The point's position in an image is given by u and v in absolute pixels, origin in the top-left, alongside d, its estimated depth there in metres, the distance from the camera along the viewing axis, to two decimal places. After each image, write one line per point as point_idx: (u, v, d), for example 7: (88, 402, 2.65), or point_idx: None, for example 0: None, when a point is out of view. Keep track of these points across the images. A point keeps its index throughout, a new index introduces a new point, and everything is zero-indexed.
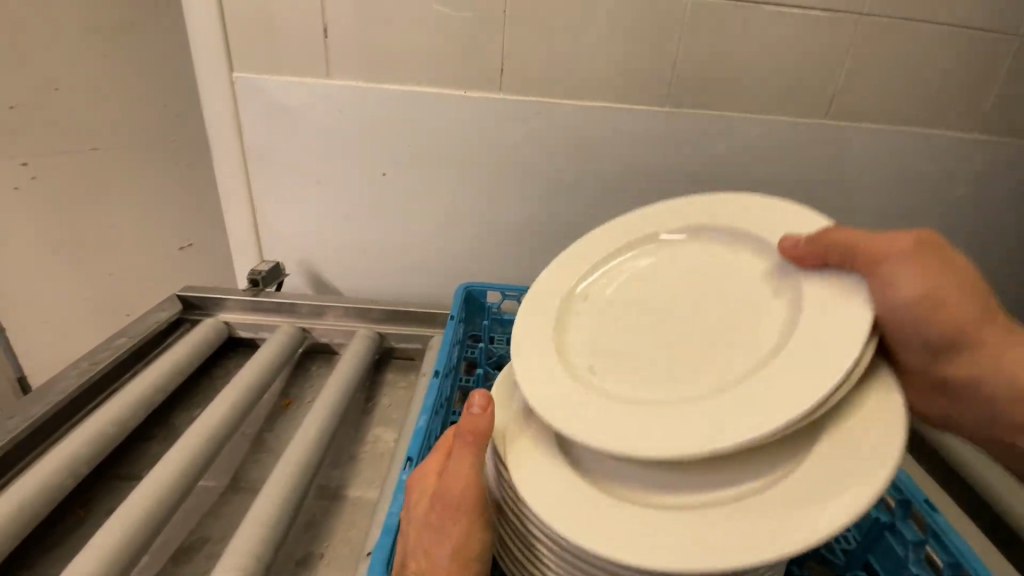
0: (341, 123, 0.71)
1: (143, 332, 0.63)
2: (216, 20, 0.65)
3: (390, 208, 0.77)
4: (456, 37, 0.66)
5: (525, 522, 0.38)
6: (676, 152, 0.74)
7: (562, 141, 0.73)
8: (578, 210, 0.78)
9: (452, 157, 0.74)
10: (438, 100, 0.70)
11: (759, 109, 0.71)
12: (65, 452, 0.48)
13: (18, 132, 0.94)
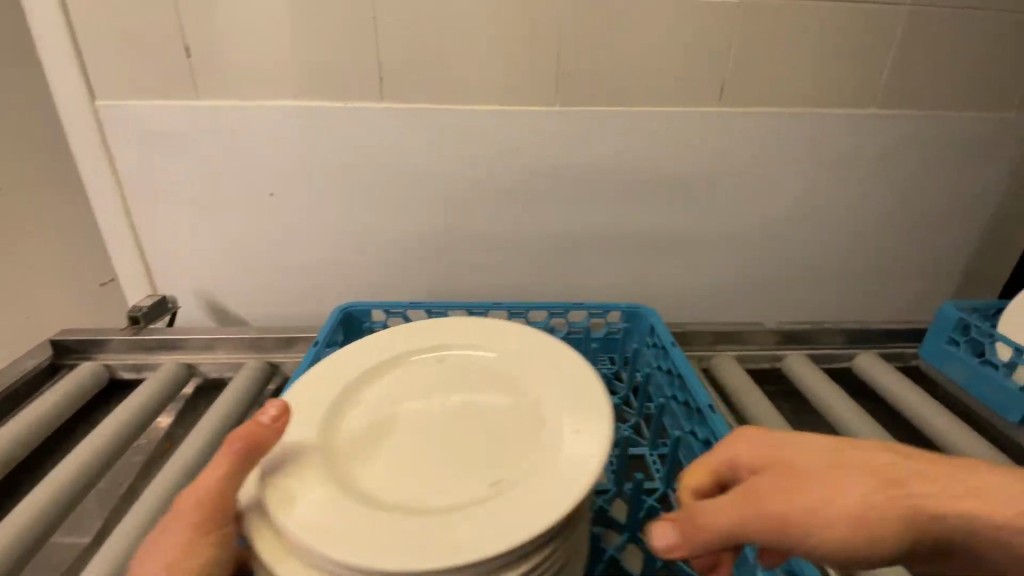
0: (214, 142, 0.68)
1: (7, 381, 0.59)
2: (69, 47, 0.62)
3: (282, 230, 0.74)
4: (326, 49, 0.63)
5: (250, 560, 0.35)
6: (574, 151, 0.71)
7: (453, 148, 0.70)
8: (482, 217, 0.75)
9: (341, 172, 0.71)
10: (317, 114, 0.67)
11: (651, 101, 0.69)
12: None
13: None
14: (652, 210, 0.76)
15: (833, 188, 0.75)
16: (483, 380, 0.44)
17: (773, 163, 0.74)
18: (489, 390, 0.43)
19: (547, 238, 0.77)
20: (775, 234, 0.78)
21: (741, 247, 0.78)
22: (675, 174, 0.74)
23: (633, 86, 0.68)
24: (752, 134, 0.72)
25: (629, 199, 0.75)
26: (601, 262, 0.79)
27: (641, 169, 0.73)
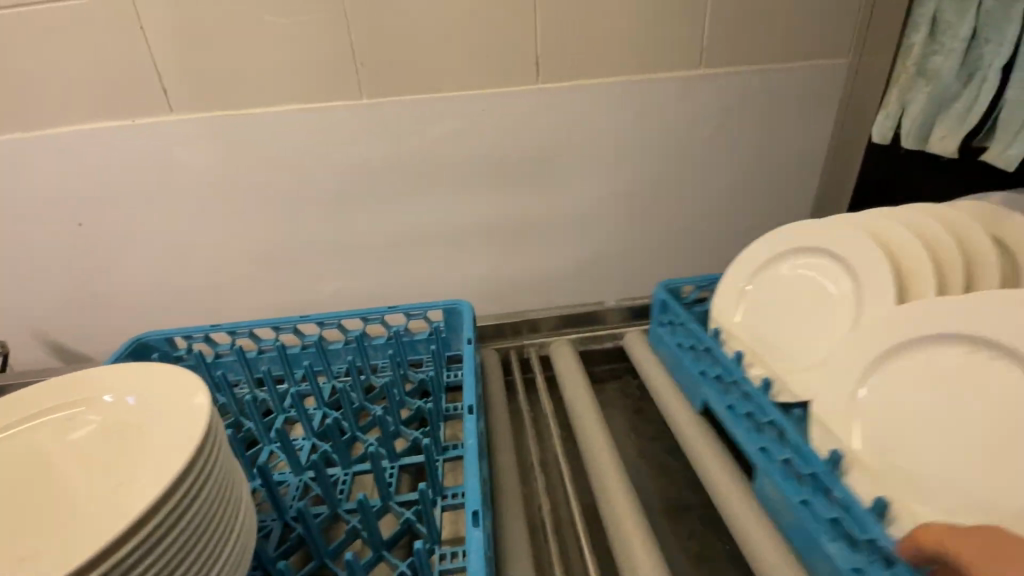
0: (14, 176, 0.65)
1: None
2: None
3: (105, 258, 0.71)
4: (97, 67, 0.60)
5: None
6: (393, 146, 0.68)
7: (261, 157, 0.67)
8: (316, 226, 0.72)
9: (148, 194, 0.67)
10: (104, 137, 0.63)
11: (464, 86, 0.65)
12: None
13: None
14: (492, 200, 0.73)
15: (678, 157, 0.72)
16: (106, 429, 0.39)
17: (608, 140, 0.70)
18: (114, 441, 0.37)
19: (387, 239, 0.74)
20: (625, 211, 0.75)
21: (588, 226, 0.76)
22: (504, 160, 0.70)
23: (441, 72, 0.64)
24: (580, 111, 0.68)
25: (465, 190, 0.72)
26: (452, 257, 0.77)
27: (469, 159, 0.69)
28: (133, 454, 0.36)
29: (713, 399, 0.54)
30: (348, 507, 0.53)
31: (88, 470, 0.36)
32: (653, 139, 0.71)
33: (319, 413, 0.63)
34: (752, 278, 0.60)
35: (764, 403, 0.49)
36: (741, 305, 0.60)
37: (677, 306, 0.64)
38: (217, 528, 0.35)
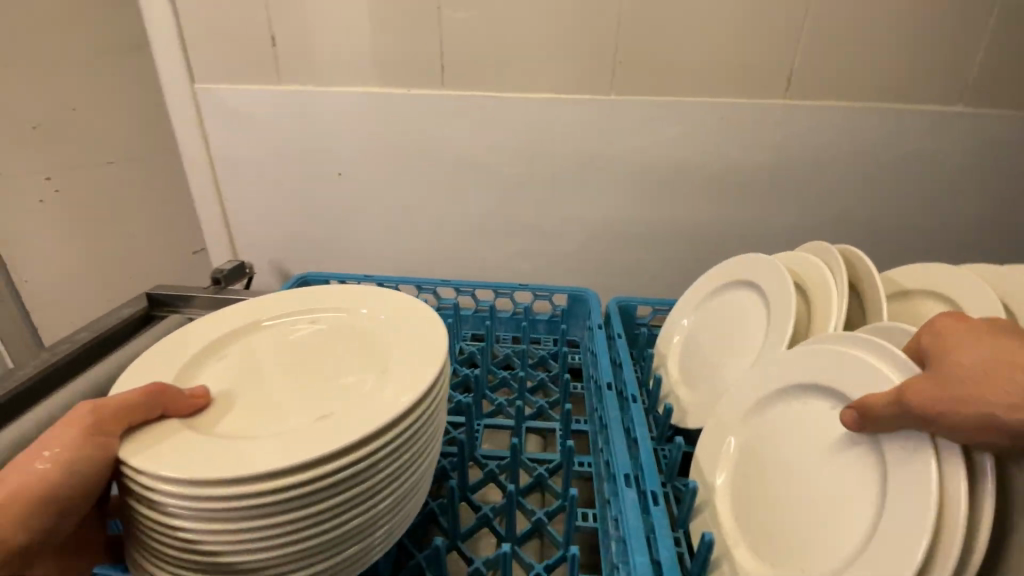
0: (301, 120, 0.74)
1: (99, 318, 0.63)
2: (176, 40, 0.70)
3: (350, 208, 0.80)
4: (398, 38, 0.69)
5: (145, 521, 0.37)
6: (628, 141, 0.73)
7: (510, 135, 0.74)
8: (527, 207, 0.79)
9: (404, 156, 0.76)
10: (383, 101, 0.72)
11: (712, 93, 0.70)
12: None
13: (41, 150, 1.09)
14: (694, 206, 0.78)
15: (898, 184, 0.75)
16: (357, 345, 0.49)
17: (833, 159, 0.74)
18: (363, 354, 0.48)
19: (594, 230, 0.80)
20: (817, 235, 0.79)
21: (787, 240, 0.80)
22: (723, 170, 0.75)
23: (688, 79, 0.70)
24: (815, 126, 0.72)
25: (673, 192, 0.77)
26: (637, 253, 0.82)
27: (696, 163, 0.75)
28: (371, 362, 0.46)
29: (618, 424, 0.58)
30: (485, 455, 0.61)
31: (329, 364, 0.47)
32: (876, 165, 0.74)
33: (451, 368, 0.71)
34: (694, 308, 0.72)
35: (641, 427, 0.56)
36: (680, 332, 0.72)
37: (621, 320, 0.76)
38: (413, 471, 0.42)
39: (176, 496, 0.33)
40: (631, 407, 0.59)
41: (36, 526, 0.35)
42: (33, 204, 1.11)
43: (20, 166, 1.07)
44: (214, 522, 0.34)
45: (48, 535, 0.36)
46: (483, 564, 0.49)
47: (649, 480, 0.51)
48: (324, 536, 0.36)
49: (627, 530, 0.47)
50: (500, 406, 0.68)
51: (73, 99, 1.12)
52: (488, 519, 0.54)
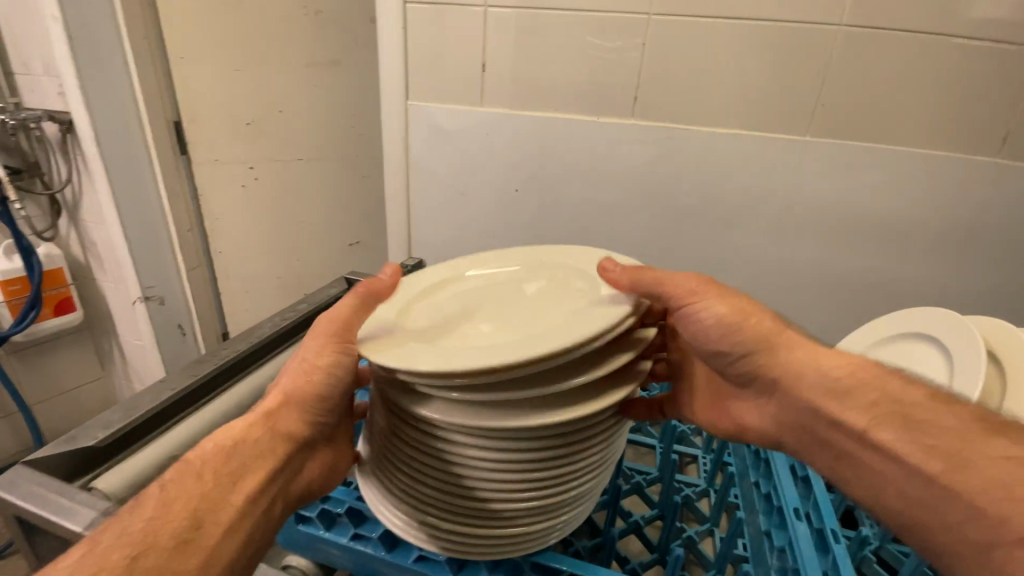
0: (495, 138, 0.81)
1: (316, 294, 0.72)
2: (400, 60, 0.80)
3: (521, 221, 0.86)
4: (598, 72, 0.74)
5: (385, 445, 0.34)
6: (813, 183, 0.72)
7: (692, 167, 0.75)
8: (695, 237, 0.80)
9: (582, 178, 0.80)
10: (572, 126, 0.77)
11: (916, 143, 0.68)
12: (239, 383, 0.57)
13: (250, 142, 1.28)
14: (878, 255, 0.74)
15: None
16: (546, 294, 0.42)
17: None
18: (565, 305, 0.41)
19: (762, 270, 0.79)
20: (1022, 302, 0.72)
21: (981, 306, 0.74)
22: (918, 224, 0.71)
23: (893, 128, 0.68)
24: None
25: (856, 240, 0.74)
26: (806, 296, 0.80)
27: (888, 213, 0.71)
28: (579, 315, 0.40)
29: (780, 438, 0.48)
30: (629, 466, 0.50)
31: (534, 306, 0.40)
32: None
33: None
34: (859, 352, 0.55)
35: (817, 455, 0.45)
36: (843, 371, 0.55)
37: None
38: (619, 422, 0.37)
39: (433, 413, 0.30)
40: (799, 444, 0.44)
41: (308, 421, 0.38)
42: (236, 187, 1.30)
43: (232, 154, 1.26)
44: (468, 447, 0.31)
45: (315, 434, 0.39)
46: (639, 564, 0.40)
47: (826, 516, 0.37)
48: (549, 488, 0.33)
49: (798, 561, 0.34)
50: (639, 422, 0.56)
51: (282, 103, 1.30)
52: (637, 526, 0.43)
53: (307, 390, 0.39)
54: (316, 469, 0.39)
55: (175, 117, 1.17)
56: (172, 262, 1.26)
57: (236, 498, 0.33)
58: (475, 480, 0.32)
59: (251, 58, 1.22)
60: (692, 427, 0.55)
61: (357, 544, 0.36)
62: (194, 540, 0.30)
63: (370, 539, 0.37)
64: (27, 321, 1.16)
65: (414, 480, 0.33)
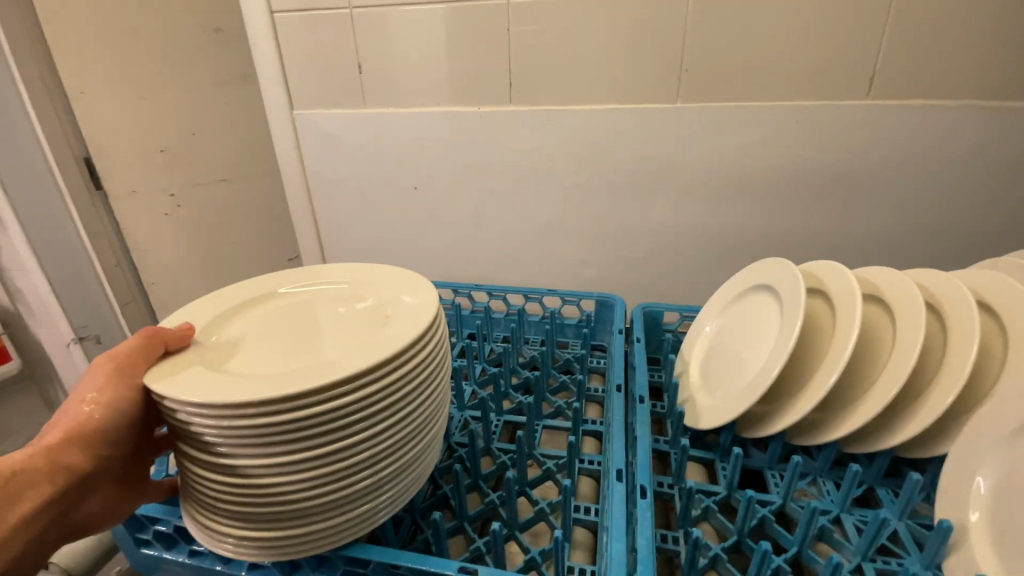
0: (385, 137, 0.81)
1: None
2: (278, 72, 0.79)
3: (425, 217, 0.86)
4: (470, 62, 0.73)
5: (185, 466, 0.34)
6: (693, 148, 0.73)
7: (576, 145, 0.76)
8: (591, 214, 0.81)
9: (475, 168, 0.80)
10: (456, 118, 0.77)
11: (783, 97, 0.68)
12: None
13: (167, 169, 1.26)
14: (765, 211, 0.76)
15: (1001, 189, 0.69)
16: (350, 300, 0.42)
17: (921, 161, 0.69)
18: (366, 304, 0.41)
19: (660, 237, 0.81)
20: (902, 241, 0.74)
21: (867, 248, 0.76)
22: (796, 176, 0.73)
23: (760, 85, 0.68)
24: (900, 127, 0.67)
25: (742, 198, 0.76)
26: (704, 258, 0.81)
27: (766, 168, 0.73)
28: (377, 307, 0.40)
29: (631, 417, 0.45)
30: (499, 447, 0.50)
31: (335, 315, 0.40)
32: (973, 169, 0.68)
33: (477, 365, 0.62)
34: (716, 318, 0.55)
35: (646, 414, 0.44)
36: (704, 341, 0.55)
37: (645, 327, 0.58)
38: (434, 399, 0.38)
39: (201, 419, 0.30)
40: (637, 406, 0.44)
41: (99, 455, 0.34)
42: (159, 217, 1.28)
43: (149, 184, 1.24)
44: (247, 446, 0.31)
45: (106, 466, 0.35)
46: (480, 544, 0.40)
47: (641, 472, 0.37)
48: (348, 469, 0.33)
49: (607, 520, 0.34)
50: (520, 402, 0.56)
51: (194, 125, 1.29)
52: (492, 506, 0.44)
53: (96, 425, 0.33)
54: (103, 499, 0.36)
55: (85, 153, 1.12)
56: (103, 299, 1.24)
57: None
58: (269, 479, 0.32)
59: (152, 84, 1.20)
60: (569, 402, 0.56)
61: (193, 561, 0.38)
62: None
63: (206, 555, 0.38)
64: None
65: (212, 488, 0.33)
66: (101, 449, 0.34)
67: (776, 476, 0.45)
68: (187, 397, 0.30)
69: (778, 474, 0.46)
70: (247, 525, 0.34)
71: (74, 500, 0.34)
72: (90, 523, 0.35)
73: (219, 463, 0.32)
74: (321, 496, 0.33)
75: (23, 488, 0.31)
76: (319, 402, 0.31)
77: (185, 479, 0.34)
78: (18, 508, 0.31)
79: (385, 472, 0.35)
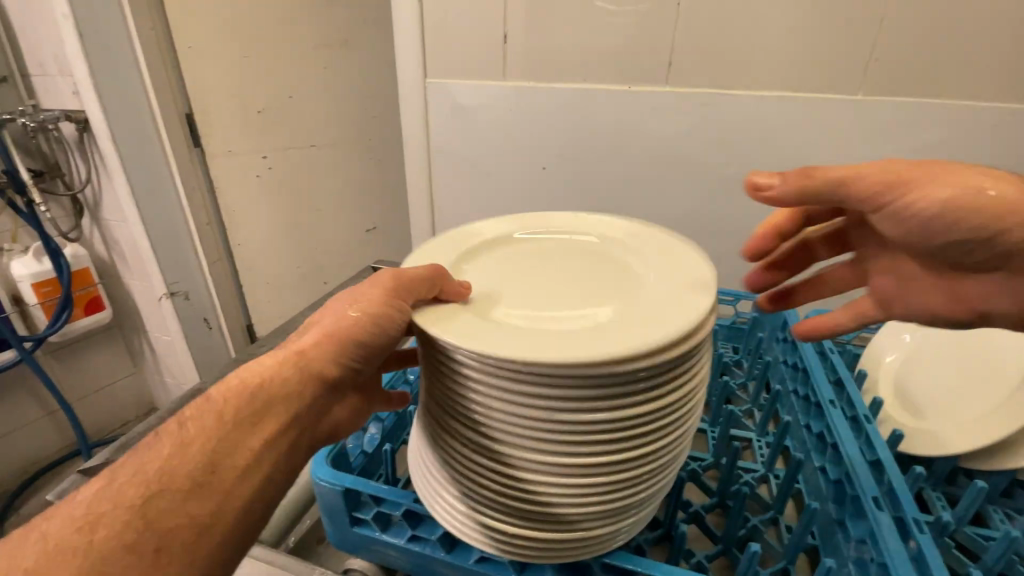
0: (521, 110, 0.77)
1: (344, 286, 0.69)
2: (417, 39, 0.76)
3: (549, 199, 0.83)
4: (626, 37, 0.69)
5: (449, 417, 0.32)
6: (864, 147, 0.67)
7: (729, 132, 0.71)
8: (731, 210, 0.76)
9: (613, 149, 0.76)
10: (602, 96, 0.73)
11: (986, 97, 0.60)
12: None
13: (263, 130, 1.26)
14: None
15: None
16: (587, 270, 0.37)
17: None
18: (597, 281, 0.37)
19: None
20: None
21: None
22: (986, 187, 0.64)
23: (961, 80, 0.60)
24: None
25: None
26: None
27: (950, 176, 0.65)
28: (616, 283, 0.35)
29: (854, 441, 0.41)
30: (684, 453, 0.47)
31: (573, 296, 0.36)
32: None
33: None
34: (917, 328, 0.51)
35: (874, 438, 0.39)
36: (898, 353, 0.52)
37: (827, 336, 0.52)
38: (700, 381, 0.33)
39: (491, 374, 0.28)
40: (864, 425, 0.40)
41: (354, 364, 0.31)
42: (252, 178, 1.28)
43: (245, 144, 1.24)
44: (535, 410, 0.28)
45: (356, 377, 0.32)
46: (703, 558, 0.38)
47: (904, 503, 0.34)
48: (627, 449, 0.30)
49: (883, 554, 0.31)
50: None
51: (292, 88, 1.28)
52: (698, 515, 0.41)
53: (349, 330, 0.31)
54: (352, 408, 0.33)
55: (186, 109, 1.13)
56: (194, 258, 1.24)
57: (251, 448, 0.27)
58: (547, 449, 0.29)
59: (257, 43, 1.19)
60: (746, 409, 0.52)
61: (414, 546, 0.35)
62: (206, 487, 0.25)
63: (427, 541, 0.35)
64: (60, 322, 1.16)
65: (479, 445, 0.31)
66: (355, 358, 0.31)
67: (1001, 514, 0.41)
68: (485, 349, 0.27)
69: (1003, 512, 0.41)
70: (495, 518, 0.32)
71: (326, 410, 0.31)
72: (341, 433, 0.32)
73: (494, 422, 0.30)
74: (580, 504, 0.31)
75: (288, 388, 0.29)
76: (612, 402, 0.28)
77: (445, 429, 0.32)
78: (281, 410, 0.28)
79: (637, 494, 0.32)
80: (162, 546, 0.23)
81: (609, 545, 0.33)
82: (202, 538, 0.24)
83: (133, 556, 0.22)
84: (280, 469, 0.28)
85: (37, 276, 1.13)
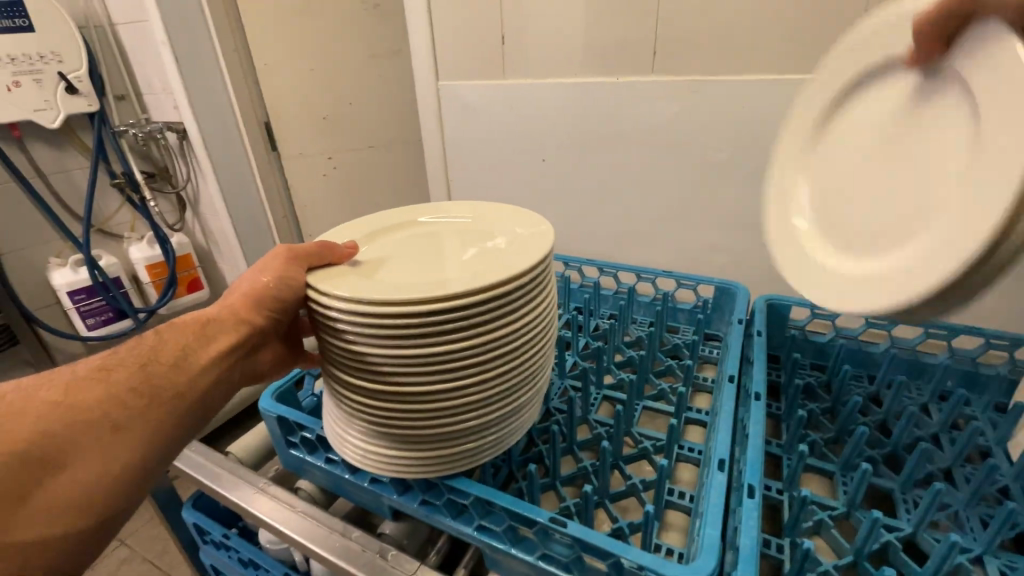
0: (520, 105, 0.83)
1: None
2: (428, 44, 0.85)
3: (550, 188, 0.88)
4: (611, 31, 0.72)
5: (329, 355, 0.39)
6: None
7: (715, 120, 0.71)
8: (723, 197, 0.76)
9: (604, 140, 0.79)
10: (592, 89, 0.76)
11: None
12: None
13: (328, 135, 1.41)
14: None
15: None
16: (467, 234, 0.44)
17: None
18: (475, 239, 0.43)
19: None
20: None
21: None
22: None
23: None
24: None
25: None
26: None
27: None
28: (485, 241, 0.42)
29: (743, 416, 0.43)
30: (596, 419, 0.51)
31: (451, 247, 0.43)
32: None
33: (581, 339, 0.62)
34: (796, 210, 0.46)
35: (755, 414, 0.40)
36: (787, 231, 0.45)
37: (763, 318, 0.54)
38: (545, 330, 0.40)
39: (350, 316, 0.34)
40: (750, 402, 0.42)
41: (270, 315, 0.41)
42: (319, 177, 1.44)
43: (312, 147, 1.39)
44: (387, 347, 0.34)
45: (276, 326, 0.42)
46: (571, 503, 0.41)
47: (749, 471, 0.35)
48: (471, 384, 0.36)
49: (705, 508, 0.34)
50: (621, 379, 0.56)
51: (352, 95, 1.42)
52: (586, 472, 0.45)
53: (268, 291, 0.40)
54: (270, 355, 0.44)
55: (265, 118, 1.30)
56: (272, 246, 1.45)
57: (209, 354, 0.37)
58: (402, 379, 0.35)
59: (320, 56, 1.33)
60: (674, 387, 0.54)
61: (329, 466, 0.44)
62: (181, 365, 0.36)
63: (338, 463, 0.44)
64: (166, 297, 1.41)
65: (352, 377, 0.37)
66: (275, 312, 0.41)
67: (908, 503, 0.42)
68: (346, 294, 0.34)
69: (912, 500, 0.42)
70: (372, 438, 0.39)
71: (253, 350, 0.41)
72: (261, 371, 0.43)
73: (359, 358, 0.36)
74: (437, 427, 0.37)
75: (222, 329, 0.39)
76: (434, 340, 0.34)
77: (328, 364, 0.39)
78: (220, 340, 0.38)
79: (488, 421, 0.38)
80: (154, 395, 0.34)
81: (468, 465, 0.39)
82: (181, 399, 0.35)
83: (134, 395, 0.33)
84: (228, 377, 0.38)
85: (149, 259, 1.38)
